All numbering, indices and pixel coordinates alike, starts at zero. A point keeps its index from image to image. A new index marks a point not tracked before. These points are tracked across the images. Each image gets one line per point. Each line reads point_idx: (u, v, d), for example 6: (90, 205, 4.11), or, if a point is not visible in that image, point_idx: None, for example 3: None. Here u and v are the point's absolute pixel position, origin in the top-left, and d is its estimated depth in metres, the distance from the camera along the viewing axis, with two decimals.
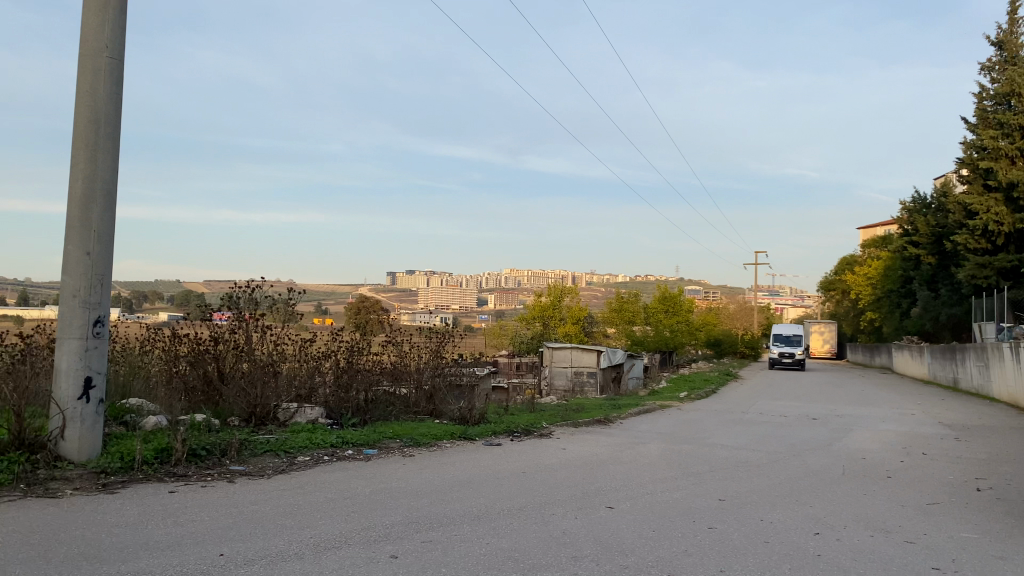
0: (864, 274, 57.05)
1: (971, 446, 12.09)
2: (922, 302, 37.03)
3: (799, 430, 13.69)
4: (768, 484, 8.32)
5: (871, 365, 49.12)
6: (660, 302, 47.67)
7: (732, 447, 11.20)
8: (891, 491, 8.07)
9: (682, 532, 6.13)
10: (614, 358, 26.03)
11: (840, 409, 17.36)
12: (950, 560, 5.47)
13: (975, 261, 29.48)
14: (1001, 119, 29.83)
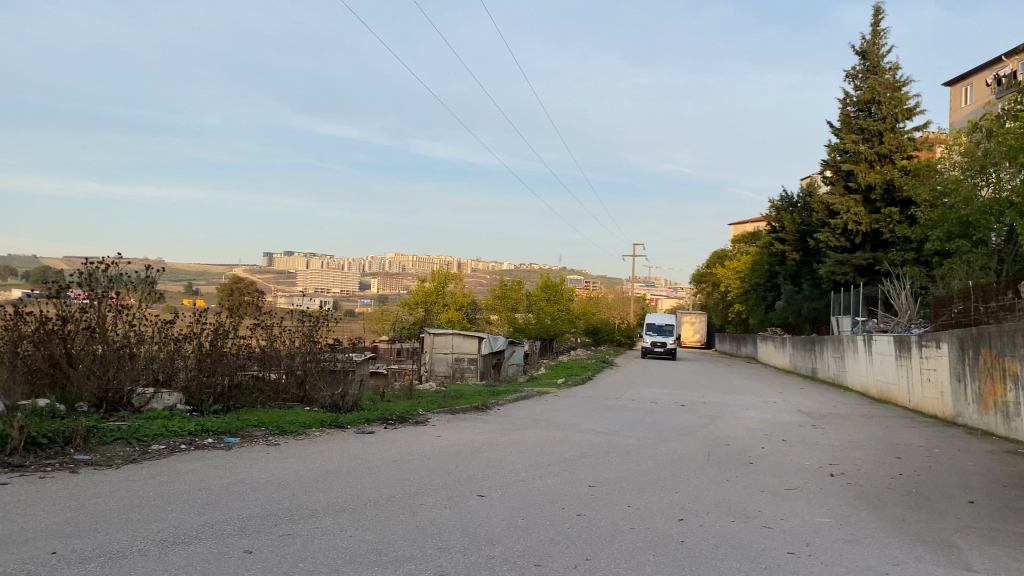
0: (734, 268, 59.55)
1: (826, 433, 12.76)
2: (786, 296, 38.97)
3: (669, 417, 14.05)
4: (637, 471, 8.45)
5: (738, 354, 51.44)
6: (542, 290, 48.18)
7: (604, 434, 11.37)
8: (752, 476, 8.35)
9: (550, 520, 6.09)
10: (494, 344, 26.06)
11: (708, 397, 17.99)
12: (805, 543, 5.66)
13: (835, 258, 31.25)
14: (863, 125, 31.71)
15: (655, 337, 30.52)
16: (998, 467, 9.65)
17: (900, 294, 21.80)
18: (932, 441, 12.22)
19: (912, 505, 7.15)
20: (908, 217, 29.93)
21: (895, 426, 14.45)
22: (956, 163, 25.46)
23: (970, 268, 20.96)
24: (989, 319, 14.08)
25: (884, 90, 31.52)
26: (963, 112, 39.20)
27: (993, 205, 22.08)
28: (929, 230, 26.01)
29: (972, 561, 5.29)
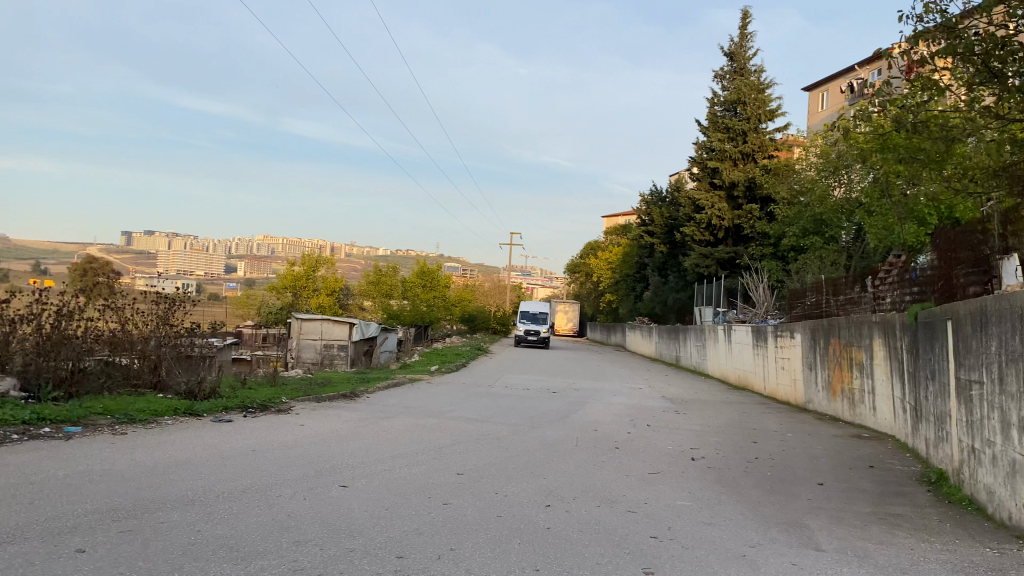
0: (606, 259, 60.98)
1: (688, 419, 13.18)
2: (654, 287, 40.23)
3: (539, 404, 14.14)
4: (505, 457, 8.39)
5: (608, 342, 52.82)
6: (417, 277, 47.68)
7: (474, 421, 11.28)
8: (618, 461, 8.46)
9: (415, 510, 5.91)
10: (366, 331, 25.52)
11: (578, 384, 18.28)
12: (667, 527, 5.74)
13: (699, 251, 32.50)
14: (729, 124, 33.02)
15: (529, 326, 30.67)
16: (843, 450, 10.23)
17: (758, 286, 22.85)
18: (785, 426, 12.85)
19: (768, 487, 7.42)
20: (768, 214, 31.44)
21: (752, 412, 15.12)
22: (812, 164, 26.91)
23: (822, 263, 22.22)
24: (838, 311, 14.92)
25: (749, 92, 32.93)
26: (819, 116, 41.56)
27: (844, 205, 23.47)
28: (785, 227, 27.37)
29: (821, 541, 5.51)
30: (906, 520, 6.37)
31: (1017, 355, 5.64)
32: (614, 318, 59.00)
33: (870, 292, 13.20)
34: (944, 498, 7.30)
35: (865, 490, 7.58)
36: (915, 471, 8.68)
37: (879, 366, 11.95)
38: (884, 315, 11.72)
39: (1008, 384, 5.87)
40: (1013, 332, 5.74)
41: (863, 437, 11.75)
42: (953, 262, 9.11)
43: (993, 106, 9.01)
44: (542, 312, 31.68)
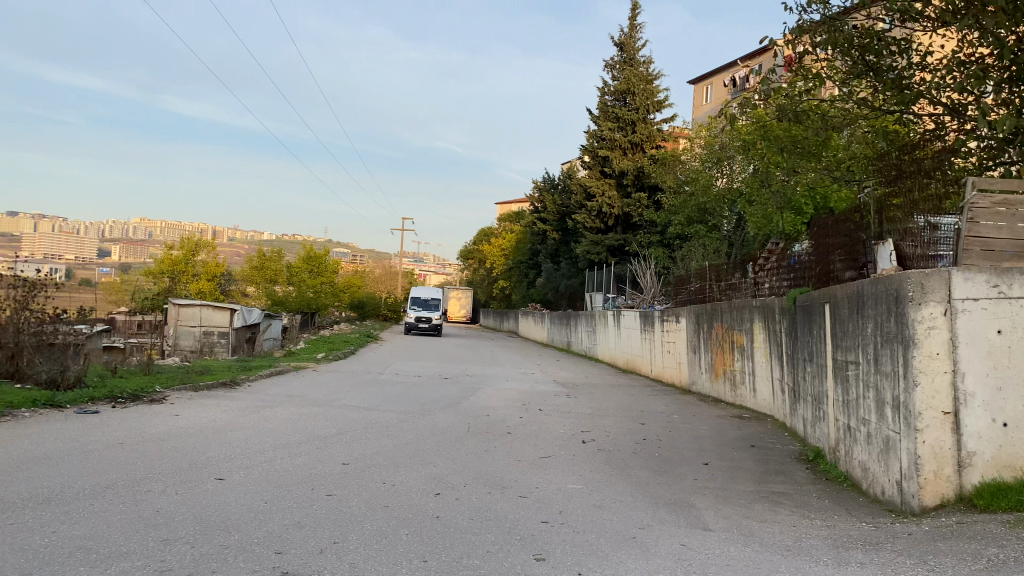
0: (498, 246, 61.11)
1: (579, 402, 13.26)
2: (545, 273, 40.56)
3: (429, 390, 13.92)
4: (394, 445, 8.15)
5: (500, 328, 53.01)
6: (304, 262, 46.35)
7: (362, 408, 10.96)
8: (509, 446, 8.37)
9: (296, 502, 5.61)
10: (248, 317, 24.53)
11: (470, 369, 18.14)
12: (558, 511, 5.66)
13: (590, 239, 32.97)
14: (618, 114, 33.53)
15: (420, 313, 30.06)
16: (727, 430, 10.50)
17: (646, 273, 23.31)
18: (672, 408, 13.12)
19: (656, 468, 7.49)
20: (655, 202, 32.17)
21: (640, 395, 15.38)
22: (696, 155, 27.64)
23: (706, 251, 22.87)
24: (721, 296, 15.34)
25: (638, 82, 33.53)
26: (703, 108, 42.88)
27: (726, 194, 24.21)
28: (672, 215, 28.05)
29: (708, 521, 5.56)
30: (788, 497, 6.53)
31: (891, 335, 5.83)
32: (505, 305, 59.27)
33: (751, 278, 13.60)
34: (822, 475, 7.55)
35: (748, 469, 7.76)
36: (793, 450, 8.99)
37: (760, 349, 12.34)
38: (765, 300, 12.09)
39: (882, 364, 6.08)
40: (887, 313, 5.93)
41: (745, 418, 12.12)
42: (829, 248, 9.44)
43: (868, 98, 9.36)
44: (433, 299, 30.96)
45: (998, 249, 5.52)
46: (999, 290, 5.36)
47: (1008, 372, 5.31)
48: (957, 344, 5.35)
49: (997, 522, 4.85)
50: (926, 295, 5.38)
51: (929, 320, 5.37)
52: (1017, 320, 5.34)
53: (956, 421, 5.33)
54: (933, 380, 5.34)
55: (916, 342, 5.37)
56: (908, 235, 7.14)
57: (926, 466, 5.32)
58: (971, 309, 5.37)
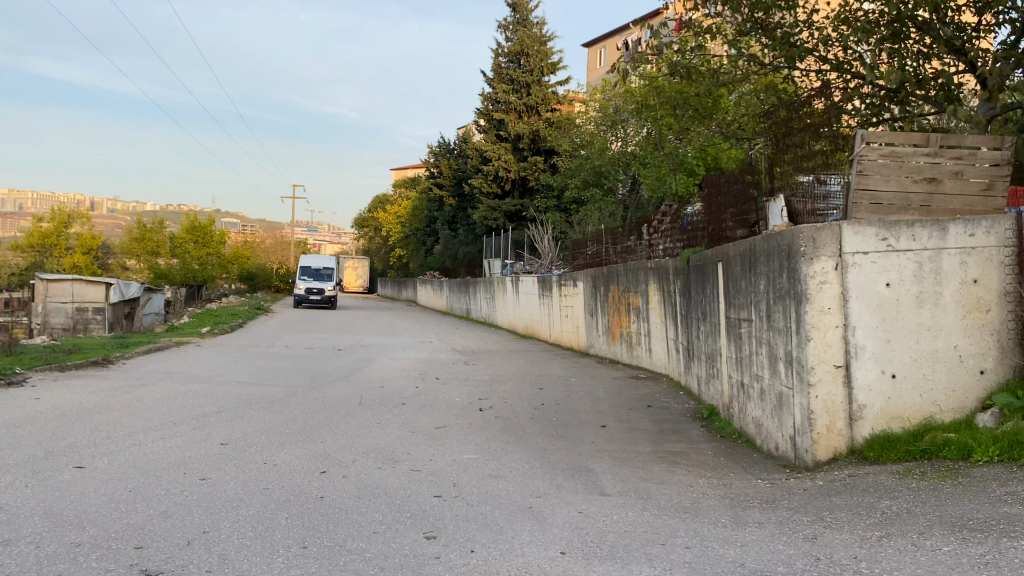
0: (394, 213, 60.09)
1: (477, 369, 13.02)
2: (443, 240, 40.02)
3: (321, 363, 13.40)
4: (278, 422, 7.69)
5: (399, 298, 52.31)
6: (189, 232, 44.23)
7: (248, 384, 10.38)
8: (403, 418, 8.05)
9: (164, 489, 5.13)
10: (126, 292, 23.07)
11: (364, 340, 17.63)
12: (451, 484, 5.39)
13: (487, 204, 32.67)
14: (513, 77, 33.19)
15: (312, 282, 28.34)
16: (623, 392, 10.48)
17: (543, 237, 23.17)
18: (570, 371, 13.07)
19: (553, 433, 7.31)
20: (551, 166, 32.08)
21: (538, 359, 15.30)
22: (590, 118, 27.59)
23: (602, 214, 22.91)
24: (617, 259, 15.34)
25: (531, 43, 33.31)
26: (597, 72, 42.95)
27: (620, 157, 24.27)
28: (567, 178, 28.00)
29: (606, 486, 5.40)
30: (684, 457, 6.47)
31: (784, 292, 5.79)
32: (403, 273, 58.48)
33: (645, 239, 13.62)
34: (717, 432, 7.58)
35: (645, 430, 7.70)
36: (688, 409, 9.01)
37: (655, 310, 12.39)
38: (659, 261, 12.10)
39: (775, 321, 6.05)
40: (779, 269, 5.88)
41: (641, 378, 12.17)
42: (721, 207, 9.45)
43: (757, 56, 9.35)
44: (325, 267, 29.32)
45: (886, 203, 5.51)
46: (888, 244, 5.34)
47: (895, 324, 5.33)
48: (847, 298, 5.33)
49: (887, 473, 4.88)
50: (817, 250, 5.33)
51: (820, 275, 5.33)
52: (904, 273, 5.34)
53: (848, 374, 5.33)
54: (825, 335, 5.32)
55: (808, 297, 5.33)
56: (797, 191, 7.14)
57: (818, 421, 5.32)
58: (861, 263, 5.34)
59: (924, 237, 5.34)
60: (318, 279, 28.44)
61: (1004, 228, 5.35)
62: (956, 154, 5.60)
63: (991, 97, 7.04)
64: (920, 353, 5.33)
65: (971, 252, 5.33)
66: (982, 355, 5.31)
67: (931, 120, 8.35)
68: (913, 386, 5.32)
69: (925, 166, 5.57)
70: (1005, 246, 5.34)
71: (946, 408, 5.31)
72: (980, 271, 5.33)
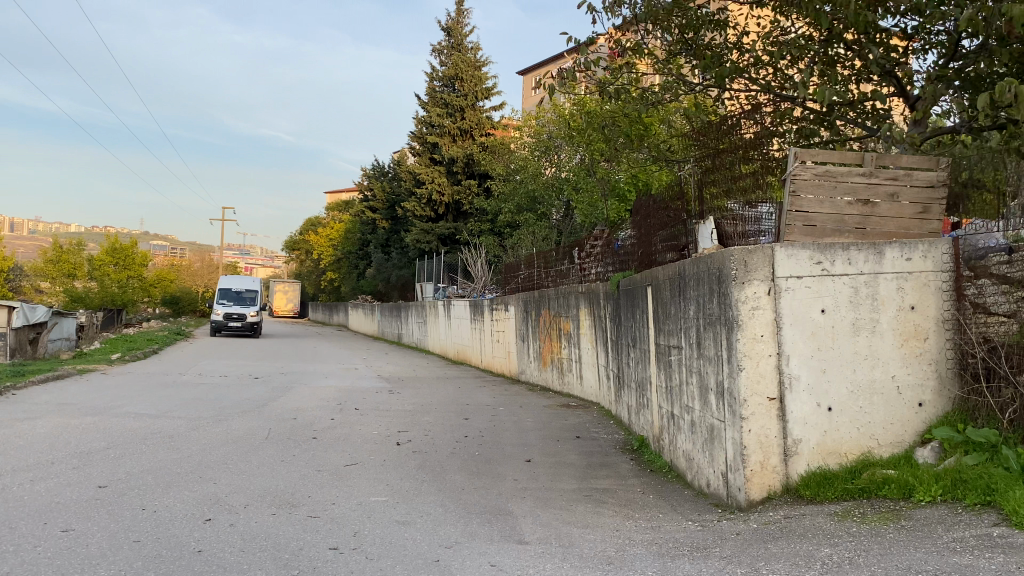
0: (326, 236, 58.95)
1: (400, 398, 12.43)
2: (374, 263, 39.18)
3: (234, 393, 12.60)
4: (171, 460, 6.99)
5: (330, 323, 51.17)
6: (108, 254, 42.31)
7: (147, 416, 9.57)
8: (312, 454, 7.43)
9: (13, 545, 4.43)
10: (31, 316, 21.69)
11: (285, 367, 16.81)
12: (351, 533, 4.83)
13: (420, 227, 32.07)
14: (447, 100, 32.82)
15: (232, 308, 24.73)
16: (552, 421, 10.03)
17: (476, 261, 22.69)
18: (498, 399, 12.57)
19: (473, 470, 6.80)
20: (484, 190, 31.72)
21: (467, 386, 14.76)
22: (525, 143, 27.35)
23: (535, 238, 22.59)
24: (549, 283, 14.96)
25: (466, 68, 33.06)
26: (532, 98, 42.97)
27: (553, 182, 24.00)
28: (501, 203, 27.66)
29: (525, 532, 4.92)
30: (612, 495, 6.03)
31: (714, 318, 5.44)
32: (334, 297, 57.28)
33: (577, 263, 13.28)
34: (646, 467, 7.18)
35: (572, 464, 7.25)
36: (618, 439, 8.60)
37: (585, 335, 12.02)
38: (590, 286, 11.73)
39: (704, 349, 5.69)
40: (709, 294, 5.54)
41: (572, 406, 11.76)
42: (651, 230, 9.15)
43: (688, 76, 9.10)
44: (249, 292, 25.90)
45: (820, 225, 5.23)
46: (822, 268, 5.04)
47: (831, 354, 5.02)
48: (781, 325, 5.00)
49: (825, 515, 4.52)
50: (749, 273, 4.98)
51: (752, 301, 4.98)
52: (840, 298, 5.04)
53: (782, 407, 4.97)
54: (757, 365, 4.96)
55: (740, 324, 4.96)
56: (728, 213, 6.84)
57: (751, 457, 4.94)
58: (795, 287, 5.02)
59: (860, 261, 5.05)
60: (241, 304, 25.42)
61: (940, 252, 5.11)
62: (891, 175, 5.34)
63: (922, 120, 6.88)
64: (857, 384, 5.02)
65: (907, 277, 5.07)
66: (920, 386, 5.03)
67: (860, 143, 8.20)
68: (849, 420, 5.00)
69: (860, 186, 5.31)
70: (942, 271, 5.09)
71: (883, 443, 5.00)
72: (917, 297, 5.07)
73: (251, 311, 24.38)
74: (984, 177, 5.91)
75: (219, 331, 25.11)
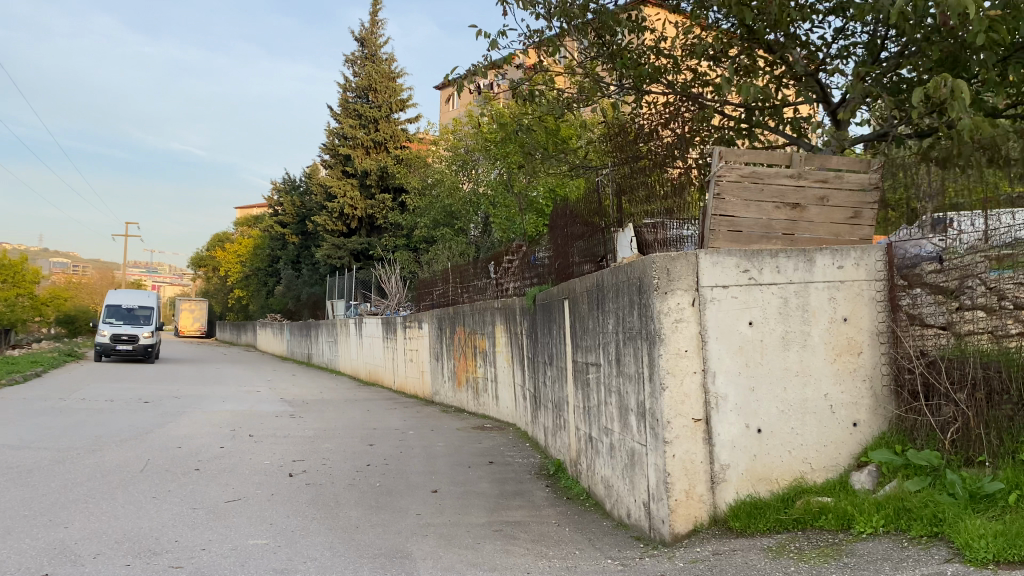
0: (235, 252, 56.95)
1: (302, 422, 11.58)
2: (284, 280, 37.73)
3: (116, 419, 11.50)
4: (20, 500, 6.06)
5: (238, 342, 49.20)
6: None
7: (6, 448, 8.50)
8: (190, 488, 6.61)
9: None
10: None
11: (180, 390, 15.66)
12: None
13: (331, 242, 30.99)
14: (360, 111, 31.97)
15: (124, 326, 21.29)
16: (464, 445, 9.40)
17: (389, 275, 21.92)
18: (408, 422, 11.85)
19: (372, 504, 6.11)
20: (399, 204, 30.94)
21: (376, 408, 13.98)
22: (441, 156, 26.76)
23: (451, 253, 21.98)
24: (464, 299, 14.40)
25: (380, 79, 32.31)
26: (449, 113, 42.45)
27: (470, 196, 23.46)
28: (416, 217, 26.98)
29: None
30: (524, 529, 5.44)
31: (634, 332, 4.95)
32: (242, 315, 55.17)
33: (492, 278, 12.78)
34: (563, 493, 6.64)
35: (483, 493, 6.64)
36: (534, 463, 8.05)
37: (500, 353, 11.48)
38: (506, 302, 11.22)
39: (624, 366, 5.20)
40: (629, 306, 5.06)
41: (486, 428, 11.16)
42: (567, 241, 8.67)
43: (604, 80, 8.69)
44: (144, 308, 21.80)
45: (746, 231, 4.81)
46: (749, 276, 4.61)
47: (760, 370, 4.59)
48: (706, 338, 4.54)
49: (758, 551, 4.05)
50: (672, 282, 4.51)
51: (676, 312, 4.50)
52: (768, 310, 4.62)
53: (708, 429, 4.50)
54: (681, 383, 4.48)
55: (663, 338, 4.48)
56: (648, 220, 6.41)
57: (676, 486, 4.43)
58: (720, 298, 4.58)
59: (789, 269, 4.65)
60: (130, 322, 21.42)
61: (872, 259, 4.75)
62: (820, 176, 4.96)
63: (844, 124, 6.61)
64: (787, 403, 4.59)
65: (839, 287, 4.69)
66: (855, 405, 4.64)
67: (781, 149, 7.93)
68: (780, 442, 4.57)
69: (789, 189, 4.92)
70: (874, 280, 4.73)
71: (816, 467, 4.58)
72: (849, 308, 4.69)
73: (147, 329, 21.13)
74: (889, 194, 5.26)
75: (104, 355, 21.39)
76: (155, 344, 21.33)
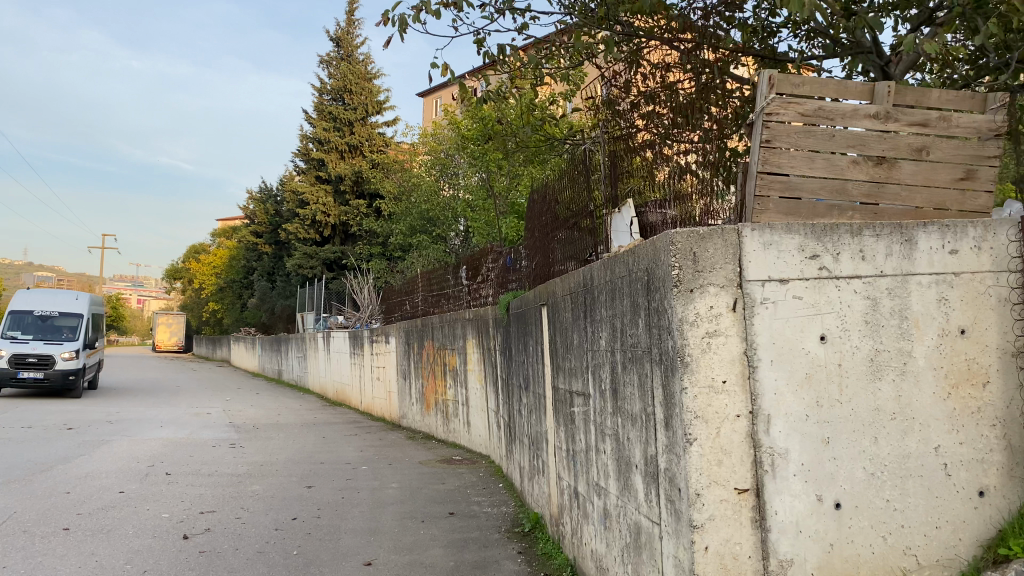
0: (212, 264, 55.07)
1: (239, 455, 9.86)
2: (258, 292, 35.87)
3: (17, 452, 9.69)
4: None
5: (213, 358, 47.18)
6: None
7: None
8: (38, 563, 4.87)
9: None
10: None
11: (116, 415, 13.86)
12: None
13: (303, 252, 29.19)
14: (335, 113, 30.38)
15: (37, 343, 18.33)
16: (424, 486, 7.70)
17: (360, 284, 20.22)
18: (364, 454, 10.12)
19: None
20: (375, 210, 29.30)
21: (333, 435, 12.24)
22: (419, 159, 25.17)
23: (427, 261, 20.31)
24: (434, 310, 12.80)
25: (355, 79, 30.77)
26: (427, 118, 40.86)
27: (450, 201, 21.84)
28: (392, 224, 25.36)
29: None
30: None
31: (639, 352, 3.32)
32: (219, 329, 53.20)
33: (465, 284, 11.17)
34: (540, 565, 4.97)
35: (432, 567, 4.95)
36: (506, 516, 6.35)
37: (472, 372, 9.82)
38: (478, 311, 9.58)
39: (624, 402, 3.57)
40: (630, 313, 3.43)
41: (456, 461, 9.45)
42: (547, 234, 7.04)
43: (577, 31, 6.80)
44: (66, 326, 19.18)
45: (807, 200, 3.21)
46: (820, 266, 2.99)
47: (839, 412, 2.95)
48: (754, 362, 2.90)
49: None
50: (701, 276, 2.87)
51: (707, 323, 2.86)
52: (849, 318, 2.99)
53: (759, 504, 2.85)
54: (717, 433, 2.83)
55: (687, 363, 2.83)
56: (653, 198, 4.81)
57: None
58: (775, 299, 2.94)
59: (880, 255, 3.03)
60: (49, 337, 18.68)
61: (1002, 239, 3.14)
62: (919, 118, 3.32)
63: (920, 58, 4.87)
64: (881, 461, 2.96)
65: (952, 282, 3.08)
66: (980, 464, 3.02)
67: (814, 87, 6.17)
68: (869, 523, 2.93)
69: (871, 136, 3.29)
70: (1004, 272, 3.13)
71: (925, 562, 2.95)
72: (967, 316, 3.09)
73: (67, 349, 18.30)
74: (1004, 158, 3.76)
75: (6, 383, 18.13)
76: (77, 369, 18.40)
